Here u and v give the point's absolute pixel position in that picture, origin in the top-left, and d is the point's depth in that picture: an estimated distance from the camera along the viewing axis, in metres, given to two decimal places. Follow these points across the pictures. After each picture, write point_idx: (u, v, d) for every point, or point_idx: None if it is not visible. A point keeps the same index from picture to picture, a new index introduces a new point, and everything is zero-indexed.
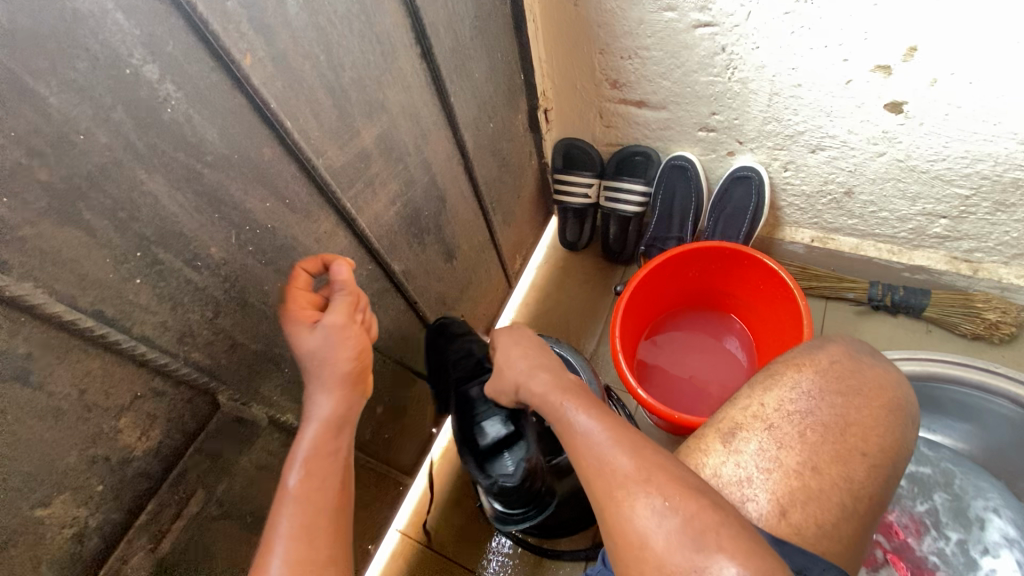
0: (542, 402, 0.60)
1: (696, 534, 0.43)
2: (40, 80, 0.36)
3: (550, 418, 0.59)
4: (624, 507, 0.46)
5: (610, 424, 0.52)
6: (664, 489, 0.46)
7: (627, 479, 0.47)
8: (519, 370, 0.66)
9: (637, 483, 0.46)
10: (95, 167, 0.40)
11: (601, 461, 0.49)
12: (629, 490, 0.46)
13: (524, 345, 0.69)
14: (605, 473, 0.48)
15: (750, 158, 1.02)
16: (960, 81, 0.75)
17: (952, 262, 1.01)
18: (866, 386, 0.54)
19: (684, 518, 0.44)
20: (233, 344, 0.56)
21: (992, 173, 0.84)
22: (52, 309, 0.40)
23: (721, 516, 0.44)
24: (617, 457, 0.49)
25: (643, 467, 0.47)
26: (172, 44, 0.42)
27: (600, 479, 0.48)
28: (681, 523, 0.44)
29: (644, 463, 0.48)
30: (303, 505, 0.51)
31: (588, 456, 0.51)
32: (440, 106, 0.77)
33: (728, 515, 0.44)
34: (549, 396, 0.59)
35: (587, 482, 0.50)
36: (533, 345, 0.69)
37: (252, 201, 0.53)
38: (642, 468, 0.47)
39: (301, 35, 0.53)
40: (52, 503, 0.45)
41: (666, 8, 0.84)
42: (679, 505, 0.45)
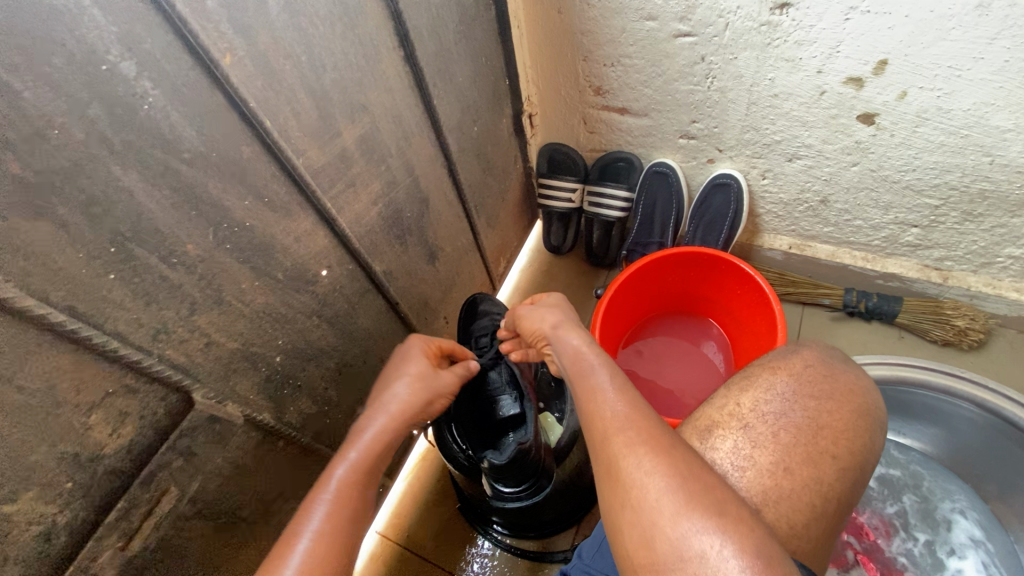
0: (576, 361, 0.57)
1: (702, 505, 0.43)
2: (14, 74, 0.36)
3: (574, 381, 0.56)
4: (638, 467, 0.46)
5: (632, 392, 0.52)
6: (680, 461, 0.46)
7: (648, 443, 0.47)
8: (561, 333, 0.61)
9: (654, 451, 0.46)
10: (68, 162, 0.40)
11: (620, 422, 0.49)
12: (646, 452, 0.46)
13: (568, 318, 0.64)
14: (623, 435, 0.48)
15: (729, 166, 1.04)
16: (928, 94, 0.78)
17: (924, 270, 1.04)
18: (839, 390, 0.55)
19: (696, 488, 0.44)
20: (209, 342, 0.56)
21: (960, 184, 0.87)
22: (23, 303, 0.40)
23: (728, 498, 0.44)
24: (639, 422, 0.49)
25: (663, 438, 0.47)
26: (150, 42, 0.43)
27: (620, 438, 0.48)
28: (694, 492, 0.44)
29: (664, 435, 0.48)
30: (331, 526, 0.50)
31: (602, 413, 0.51)
32: (423, 108, 0.78)
33: (736, 499, 0.45)
34: (584, 358, 0.57)
35: (601, 441, 0.49)
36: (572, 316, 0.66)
37: (230, 199, 0.53)
38: (661, 440, 0.47)
39: (281, 35, 0.53)
40: (20, 500, 0.44)
41: (648, 18, 0.86)
42: (694, 475, 0.45)
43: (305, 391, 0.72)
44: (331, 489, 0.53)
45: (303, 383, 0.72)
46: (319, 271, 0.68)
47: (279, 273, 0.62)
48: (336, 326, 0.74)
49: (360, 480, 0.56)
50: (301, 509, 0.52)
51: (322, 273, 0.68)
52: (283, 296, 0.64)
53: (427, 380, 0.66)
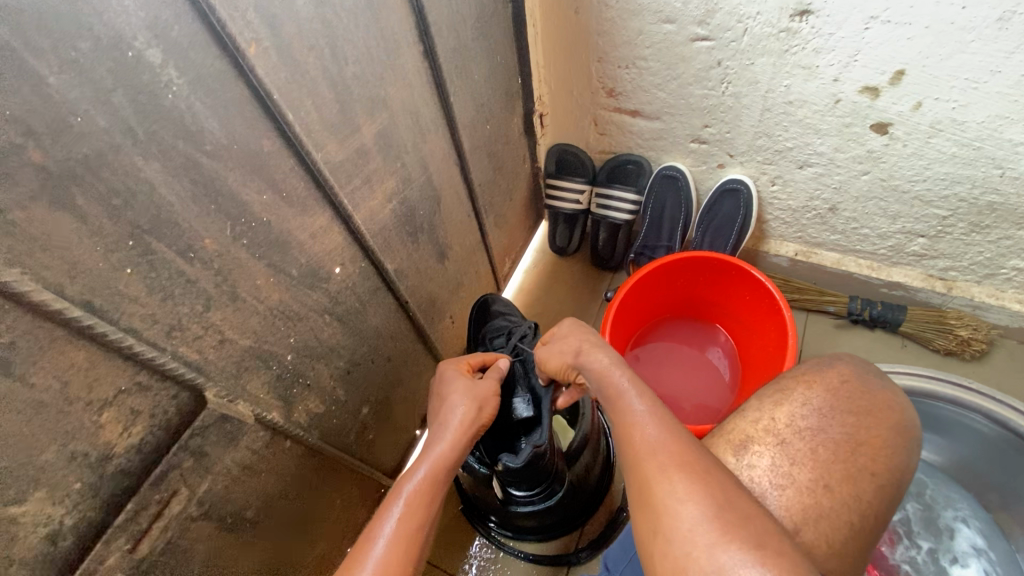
0: (606, 381, 0.58)
1: (737, 533, 0.42)
2: (39, 58, 0.35)
3: (608, 403, 0.57)
4: (671, 493, 0.45)
5: (667, 416, 0.52)
6: (715, 487, 0.45)
7: (682, 468, 0.46)
8: (588, 353, 0.61)
9: (688, 477, 0.46)
10: (90, 151, 0.39)
11: (656, 446, 0.49)
12: (680, 478, 0.46)
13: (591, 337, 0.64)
14: (657, 459, 0.48)
15: (739, 171, 1.04)
16: (943, 105, 0.78)
17: (928, 279, 1.05)
18: (876, 406, 0.55)
19: (729, 516, 0.43)
20: (222, 340, 0.55)
21: (969, 196, 0.87)
22: (39, 297, 0.38)
23: (765, 526, 0.43)
24: (673, 447, 0.48)
25: (697, 463, 0.47)
26: (177, 28, 0.41)
27: (654, 462, 0.48)
28: (728, 519, 0.43)
29: (698, 460, 0.47)
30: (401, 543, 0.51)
31: (635, 436, 0.51)
32: (439, 105, 0.77)
33: (774, 528, 0.43)
34: (614, 377, 0.57)
35: (635, 466, 0.49)
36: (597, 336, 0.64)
37: (248, 193, 0.52)
38: (695, 465, 0.46)
39: (306, 26, 0.52)
40: (28, 501, 0.43)
41: (666, 21, 0.85)
42: (730, 503, 0.44)
43: (314, 390, 0.71)
44: (400, 504, 0.55)
45: (313, 382, 0.70)
46: (333, 269, 0.67)
47: (294, 270, 0.61)
48: (347, 325, 0.73)
49: (432, 494, 0.57)
50: (371, 523, 0.53)
51: (335, 271, 0.67)
52: (297, 293, 0.62)
53: (475, 390, 0.66)
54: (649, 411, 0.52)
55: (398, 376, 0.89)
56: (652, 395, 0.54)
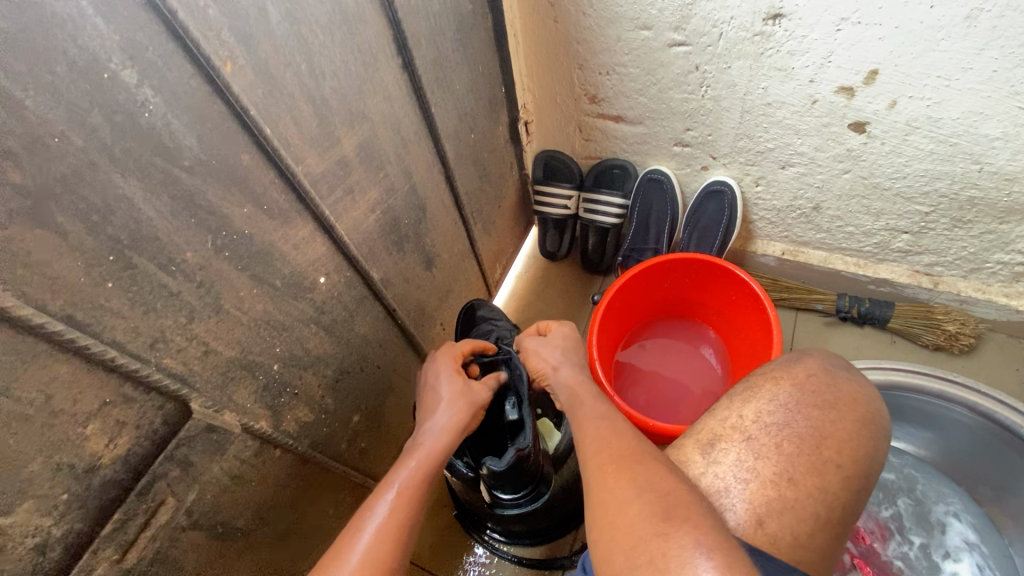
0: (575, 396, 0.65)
1: (660, 508, 0.44)
2: (15, 82, 0.36)
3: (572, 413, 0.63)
4: (603, 483, 0.50)
5: (616, 424, 0.57)
6: (643, 473, 0.48)
7: (617, 461, 0.51)
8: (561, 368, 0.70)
9: (620, 467, 0.50)
10: (68, 170, 0.40)
11: (599, 445, 0.54)
12: (611, 471, 0.50)
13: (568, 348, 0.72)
14: (599, 457, 0.53)
15: (723, 173, 1.06)
16: (917, 103, 0.79)
17: (914, 275, 1.06)
18: (842, 400, 0.56)
19: (651, 494, 0.45)
20: (207, 351, 0.56)
21: (949, 191, 0.88)
22: (20, 312, 0.40)
23: (691, 503, 0.45)
24: (615, 447, 0.53)
25: (628, 457, 0.50)
26: (152, 49, 0.43)
27: (596, 460, 0.53)
28: (651, 497, 0.45)
29: (631, 454, 0.51)
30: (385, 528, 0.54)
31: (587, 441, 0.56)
32: (421, 115, 0.78)
33: (697, 503, 0.45)
34: (581, 391, 0.65)
35: (584, 468, 0.54)
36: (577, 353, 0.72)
37: (229, 206, 0.53)
38: (628, 459, 0.50)
39: (282, 44, 0.53)
40: (14, 512, 0.44)
41: (643, 27, 0.87)
42: (653, 484, 0.47)
43: (302, 398, 0.72)
44: (392, 492, 0.58)
45: (301, 391, 0.71)
46: (317, 279, 0.68)
47: (277, 280, 0.62)
48: (334, 334, 0.74)
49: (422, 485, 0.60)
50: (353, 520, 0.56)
51: (320, 281, 0.68)
52: (281, 303, 0.63)
53: (468, 393, 0.69)
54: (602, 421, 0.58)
55: (388, 384, 0.90)
56: (604, 409, 0.61)
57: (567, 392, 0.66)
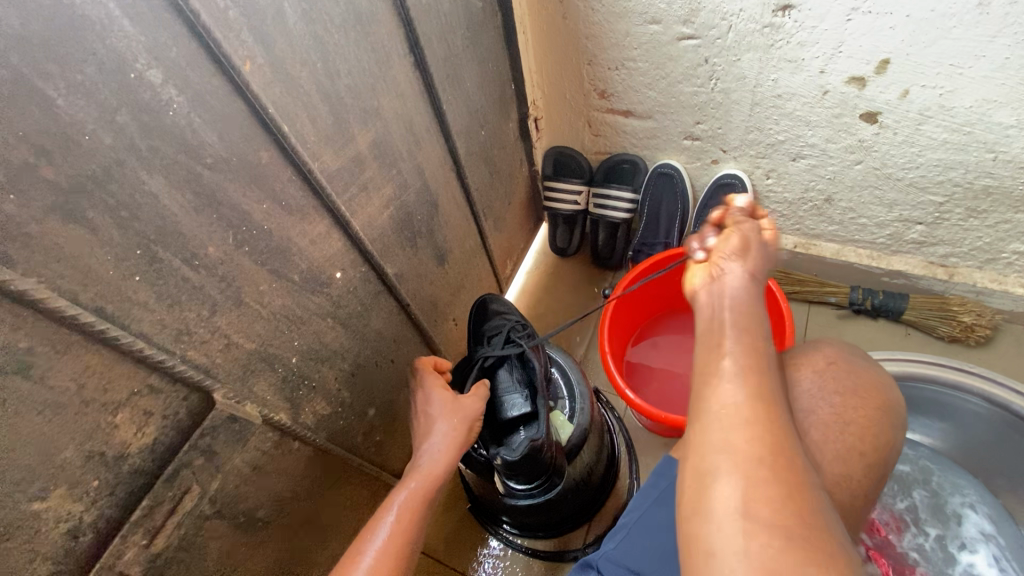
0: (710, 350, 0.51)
1: (789, 504, 0.41)
2: (49, 82, 0.38)
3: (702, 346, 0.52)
4: (730, 450, 0.44)
5: (755, 374, 0.48)
6: (775, 454, 0.43)
7: (751, 429, 0.44)
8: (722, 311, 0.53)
9: (757, 439, 0.44)
10: (98, 167, 0.42)
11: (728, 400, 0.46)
12: (743, 437, 0.44)
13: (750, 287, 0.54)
14: (728, 413, 0.45)
15: (733, 166, 1.06)
16: (930, 92, 0.79)
17: (929, 267, 1.05)
18: (862, 387, 0.56)
19: (783, 485, 0.42)
20: (228, 343, 0.57)
21: (963, 180, 0.88)
22: (55, 304, 0.41)
23: (817, 499, 0.42)
24: (752, 419, 0.45)
25: (764, 439, 0.44)
26: (176, 50, 0.44)
27: (722, 415, 0.46)
28: (778, 497, 0.41)
29: (767, 422, 0.45)
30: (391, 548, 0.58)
31: (713, 398, 0.47)
32: (432, 112, 0.79)
33: (825, 502, 0.42)
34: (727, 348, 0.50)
35: (701, 403, 0.48)
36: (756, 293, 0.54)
37: (249, 202, 0.55)
38: (768, 442, 0.44)
39: (299, 43, 0.55)
40: (49, 497, 0.45)
41: (652, 21, 0.87)
42: (780, 480, 0.42)
43: (319, 391, 0.73)
44: (393, 513, 0.62)
45: (318, 384, 0.72)
46: (334, 274, 0.69)
47: (295, 275, 0.63)
48: (350, 328, 0.75)
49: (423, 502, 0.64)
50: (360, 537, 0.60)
51: (336, 276, 0.69)
52: (299, 298, 0.65)
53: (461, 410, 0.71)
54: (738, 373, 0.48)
55: (403, 378, 0.91)
56: (750, 354, 0.49)
57: (728, 308, 0.53)
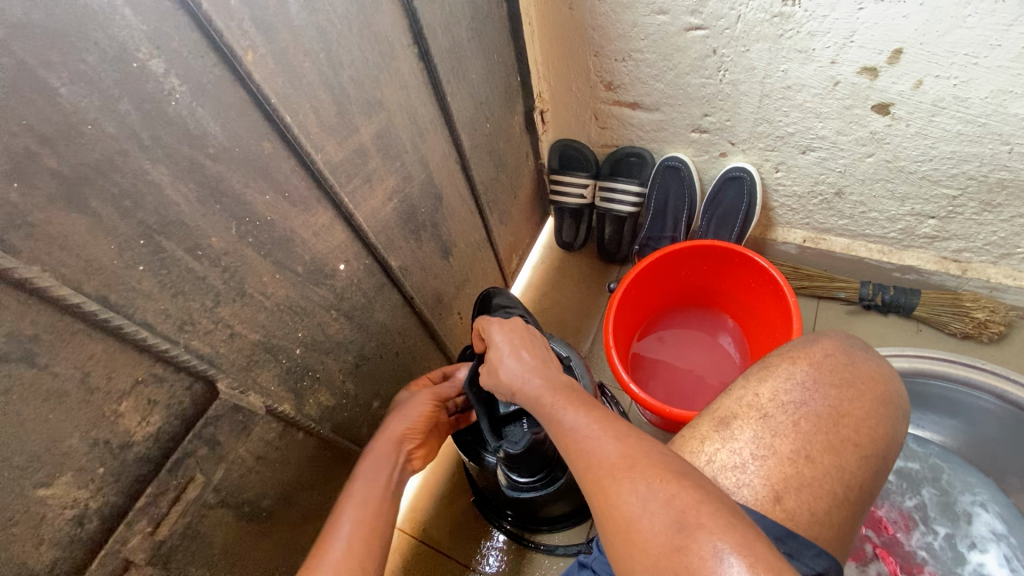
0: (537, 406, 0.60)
1: (675, 517, 0.43)
2: (51, 71, 0.38)
3: (542, 418, 0.59)
4: (608, 498, 0.47)
5: (600, 421, 0.53)
6: (644, 478, 0.46)
7: (614, 470, 0.47)
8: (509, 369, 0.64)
9: (624, 470, 0.47)
10: (101, 157, 0.42)
11: (589, 455, 0.50)
12: (611, 482, 0.47)
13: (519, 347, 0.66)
14: (592, 467, 0.49)
15: (742, 159, 1.04)
16: (944, 82, 0.77)
17: (942, 262, 1.03)
18: (860, 379, 0.56)
19: (662, 503, 0.44)
20: (232, 333, 0.58)
21: (978, 173, 0.86)
22: (58, 292, 0.42)
23: (699, 490, 0.44)
24: (610, 452, 0.49)
25: (621, 461, 0.48)
26: (177, 40, 0.44)
27: (587, 473, 0.49)
28: (657, 508, 0.44)
29: (628, 455, 0.48)
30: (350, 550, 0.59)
31: (575, 445, 0.52)
32: (436, 104, 0.79)
33: (703, 483, 0.46)
34: (542, 398, 0.59)
35: (573, 463, 0.52)
36: (531, 349, 0.67)
37: (252, 193, 0.55)
38: (629, 460, 0.47)
39: (301, 33, 0.54)
40: (55, 484, 0.46)
41: (659, 12, 0.86)
42: (658, 492, 0.45)
43: (323, 383, 0.73)
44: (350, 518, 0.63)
45: (322, 375, 0.73)
46: (337, 266, 0.69)
47: (299, 267, 0.63)
48: (354, 320, 0.75)
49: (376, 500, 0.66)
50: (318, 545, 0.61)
51: (340, 268, 0.70)
52: (303, 289, 0.65)
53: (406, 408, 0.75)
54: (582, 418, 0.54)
55: (407, 371, 0.92)
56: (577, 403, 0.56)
57: (529, 376, 0.62)
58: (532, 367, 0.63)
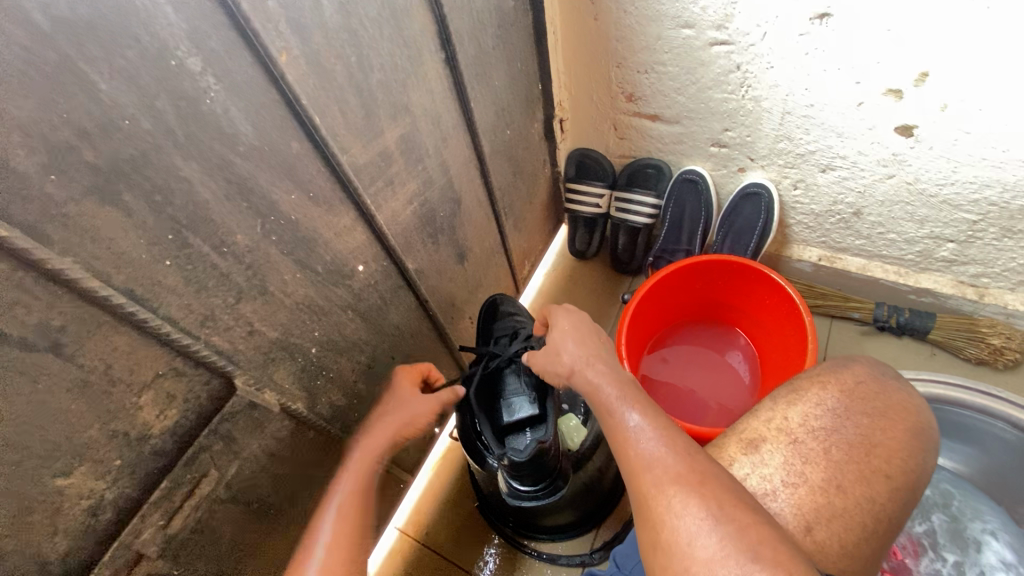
0: (596, 395, 0.58)
1: (744, 543, 0.43)
2: (93, 66, 0.38)
3: (599, 414, 0.58)
4: (669, 506, 0.46)
5: (667, 429, 0.52)
6: (713, 498, 0.46)
7: (681, 482, 0.47)
8: (568, 358, 0.63)
9: (692, 488, 0.47)
10: (136, 151, 0.42)
11: (653, 461, 0.50)
12: (676, 493, 0.47)
13: (579, 337, 0.64)
14: (656, 473, 0.49)
15: (760, 175, 1.04)
16: (969, 106, 0.77)
17: (959, 286, 1.02)
18: (892, 408, 0.56)
19: (731, 527, 0.44)
20: (252, 330, 0.58)
21: (999, 200, 0.85)
22: (88, 284, 0.42)
23: (766, 524, 0.45)
24: (676, 463, 0.49)
25: (692, 475, 0.47)
26: (216, 39, 0.45)
27: (650, 478, 0.48)
28: (727, 531, 0.44)
29: (697, 471, 0.48)
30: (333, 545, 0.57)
31: (638, 448, 0.51)
32: (459, 110, 0.79)
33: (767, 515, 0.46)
34: (603, 394, 0.58)
35: (628, 462, 0.51)
36: (589, 337, 0.65)
37: (278, 192, 0.55)
38: (699, 479, 0.47)
39: (333, 36, 0.55)
40: (73, 474, 0.46)
41: (684, 25, 0.86)
42: (729, 515, 0.45)
43: (336, 382, 0.73)
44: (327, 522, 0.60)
45: (336, 375, 0.73)
46: (356, 267, 0.69)
47: (319, 266, 0.64)
48: (369, 321, 0.75)
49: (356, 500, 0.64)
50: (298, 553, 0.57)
51: (358, 269, 0.70)
52: (322, 289, 0.65)
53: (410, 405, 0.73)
54: (650, 422, 0.53)
55: None
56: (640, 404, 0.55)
57: (587, 367, 0.61)
58: (594, 355, 0.62)
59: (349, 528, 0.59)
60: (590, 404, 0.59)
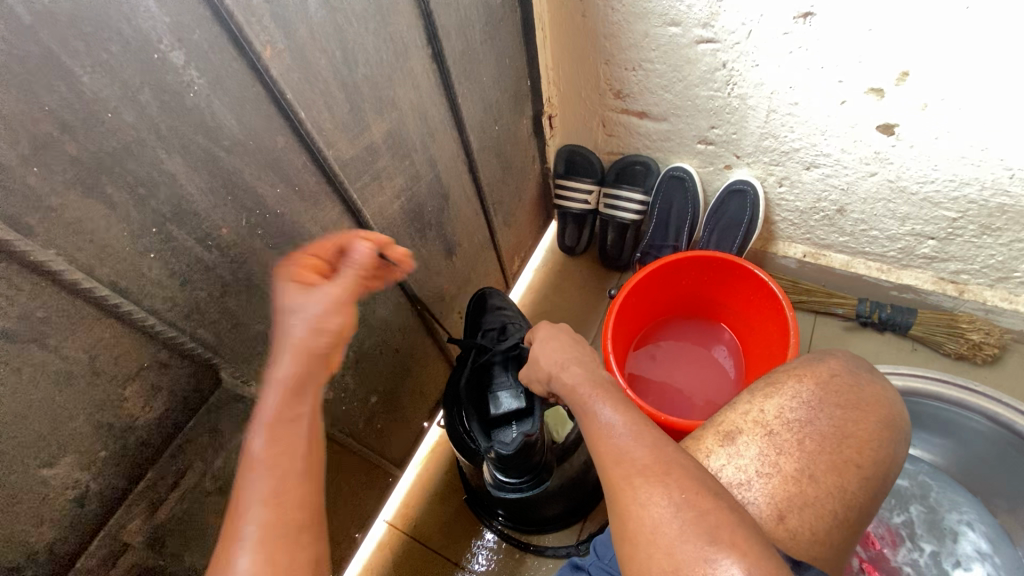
0: (573, 395, 0.59)
1: (704, 529, 0.45)
2: (74, 58, 0.39)
3: (575, 407, 0.58)
4: (635, 498, 0.48)
5: (639, 421, 0.53)
6: (678, 487, 0.47)
7: (647, 473, 0.48)
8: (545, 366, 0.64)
9: (657, 478, 0.48)
10: (118, 144, 0.43)
11: (622, 454, 0.51)
12: (642, 484, 0.48)
13: (557, 341, 0.65)
14: (624, 466, 0.50)
15: (746, 172, 1.05)
16: (948, 106, 0.78)
17: (940, 282, 1.04)
18: (865, 401, 0.57)
19: (693, 514, 0.46)
20: (237, 324, 0.58)
21: (979, 198, 0.87)
22: (71, 275, 0.43)
23: (728, 510, 0.46)
24: (644, 455, 0.50)
25: (658, 465, 0.49)
26: (199, 32, 0.45)
27: (618, 471, 0.50)
28: (688, 518, 0.46)
29: (664, 462, 0.49)
30: (273, 492, 0.45)
31: (609, 441, 0.52)
32: (447, 106, 0.80)
33: (730, 501, 0.48)
34: (579, 389, 0.58)
35: (600, 455, 0.53)
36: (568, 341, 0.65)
37: (263, 186, 0.56)
38: (665, 469, 0.48)
39: (318, 30, 0.55)
40: (59, 464, 0.47)
41: (671, 23, 0.87)
42: (692, 503, 0.46)
43: None
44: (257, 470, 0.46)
45: None
46: None
47: None
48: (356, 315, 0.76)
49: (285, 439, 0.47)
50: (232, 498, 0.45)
51: None
52: None
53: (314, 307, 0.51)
54: (622, 414, 0.54)
55: (406, 368, 0.92)
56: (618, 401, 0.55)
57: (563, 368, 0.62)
58: (572, 356, 0.63)
59: (293, 461, 0.47)
60: (568, 403, 0.60)
